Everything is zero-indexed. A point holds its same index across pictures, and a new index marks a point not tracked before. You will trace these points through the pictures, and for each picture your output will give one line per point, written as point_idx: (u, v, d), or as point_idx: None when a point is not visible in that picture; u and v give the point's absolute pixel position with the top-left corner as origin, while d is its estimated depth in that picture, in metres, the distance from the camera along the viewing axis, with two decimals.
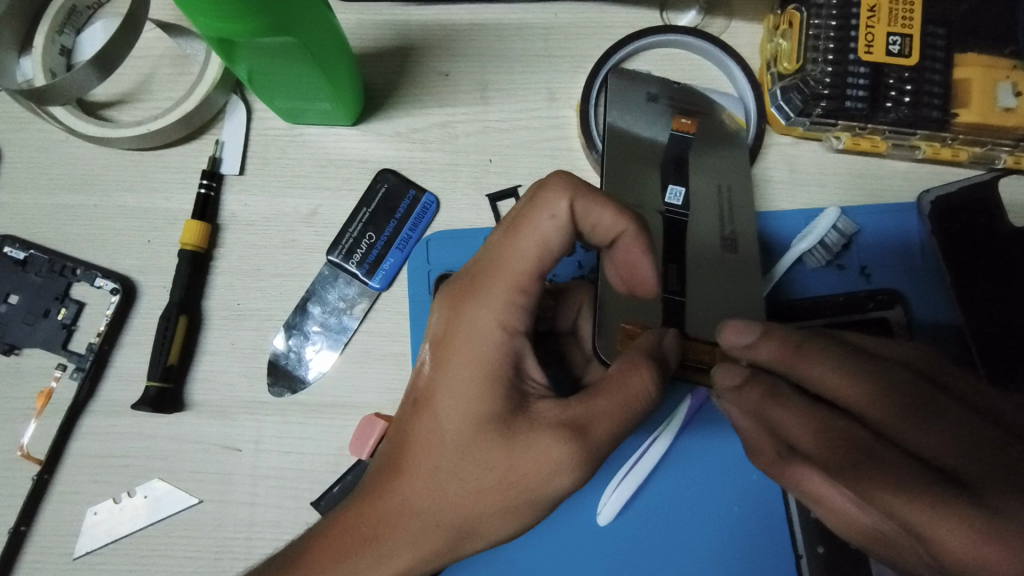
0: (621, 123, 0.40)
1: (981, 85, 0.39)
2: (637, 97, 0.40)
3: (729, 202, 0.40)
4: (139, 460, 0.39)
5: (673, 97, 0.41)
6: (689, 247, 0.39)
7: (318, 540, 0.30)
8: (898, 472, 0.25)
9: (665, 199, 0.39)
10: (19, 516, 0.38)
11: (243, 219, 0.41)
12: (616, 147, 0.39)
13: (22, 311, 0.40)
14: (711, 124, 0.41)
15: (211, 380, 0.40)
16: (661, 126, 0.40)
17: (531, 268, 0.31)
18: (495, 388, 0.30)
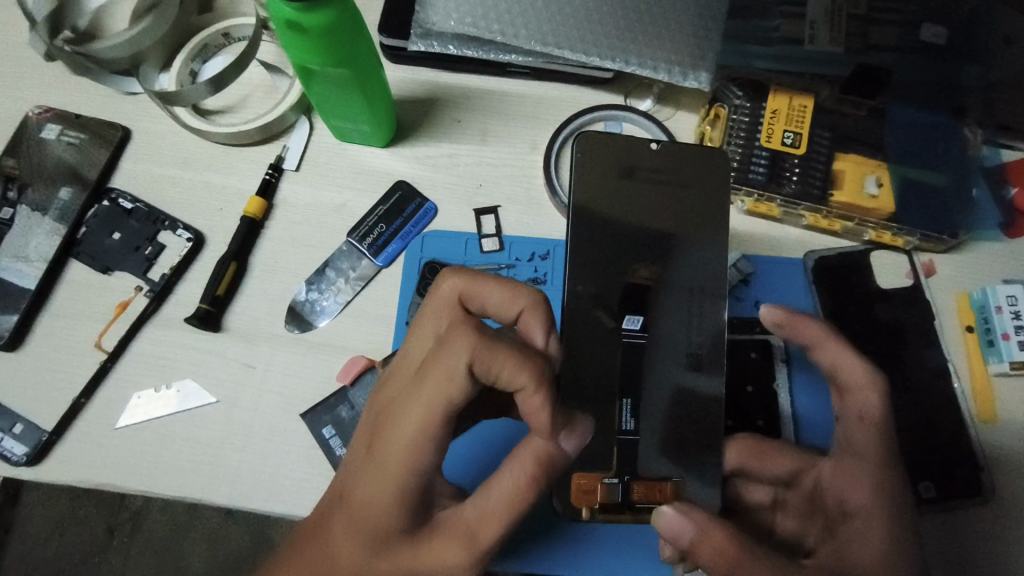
0: (594, 210, 0.50)
1: (851, 176, 0.52)
2: (614, 182, 0.50)
3: (695, 311, 0.49)
4: (179, 365, 0.51)
5: (643, 176, 0.51)
6: (648, 365, 0.48)
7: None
8: (859, 438, 0.46)
9: (625, 326, 0.48)
10: (83, 390, 0.50)
11: (292, 203, 0.55)
12: (586, 224, 0.49)
13: (120, 244, 0.54)
14: (678, 253, 0.50)
15: (245, 314, 0.52)
16: (626, 214, 0.50)
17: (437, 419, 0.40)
18: (404, 506, 0.40)
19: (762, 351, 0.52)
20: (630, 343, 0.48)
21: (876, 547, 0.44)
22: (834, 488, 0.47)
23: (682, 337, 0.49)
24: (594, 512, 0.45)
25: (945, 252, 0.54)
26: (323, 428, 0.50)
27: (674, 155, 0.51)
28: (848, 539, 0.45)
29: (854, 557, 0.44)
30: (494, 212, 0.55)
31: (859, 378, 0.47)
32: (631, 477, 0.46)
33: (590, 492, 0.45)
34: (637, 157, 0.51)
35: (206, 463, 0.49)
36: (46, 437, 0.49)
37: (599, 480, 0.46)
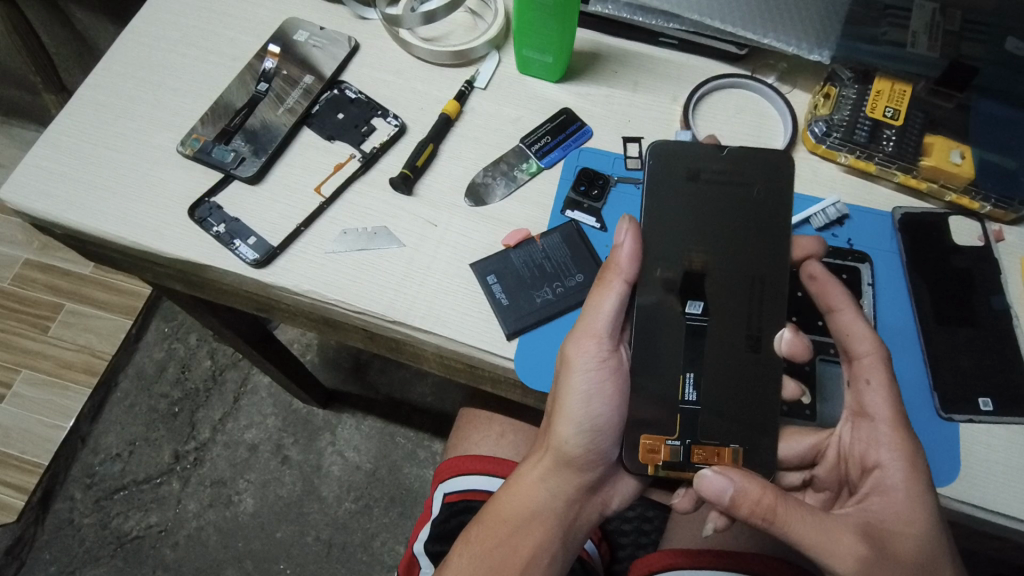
0: (658, 203, 0.55)
1: (940, 147, 0.64)
2: (680, 183, 0.56)
3: (756, 300, 0.54)
4: (379, 214, 0.64)
5: (712, 174, 0.56)
6: (710, 347, 0.54)
7: (494, 497, 0.58)
8: (876, 395, 0.52)
9: (688, 311, 0.54)
10: (303, 221, 0.63)
11: (479, 112, 0.70)
12: (654, 217, 0.55)
13: (343, 122, 0.68)
14: (723, 251, 0.55)
15: (433, 186, 0.66)
16: (692, 201, 0.55)
17: (605, 331, 0.54)
18: (571, 348, 0.54)
19: (850, 274, 0.63)
20: (692, 326, 0.54)
21: (904, 503, 0.49)
22: (857, 451, 0.53)
23: (738, 321, 0.54)
24: (658, 467, 0.53)
25: (1012, 223, 0.64)
26: (487, 276, 0.61)
27: (737, 168, 0.55)
28: (871, 493, 0.51)
29: (878, 510, 0.50)
30: (638, 140, 0.69)
31: (870, 344, 0.53)
32: (692, 442, 0.53)
33: (654, 451, 0.53)
34: (704, 157, 0.56)
35: (391, 289, 0.61)
36: (274, 249, 0.62)
37: (663, 441, 0.54)
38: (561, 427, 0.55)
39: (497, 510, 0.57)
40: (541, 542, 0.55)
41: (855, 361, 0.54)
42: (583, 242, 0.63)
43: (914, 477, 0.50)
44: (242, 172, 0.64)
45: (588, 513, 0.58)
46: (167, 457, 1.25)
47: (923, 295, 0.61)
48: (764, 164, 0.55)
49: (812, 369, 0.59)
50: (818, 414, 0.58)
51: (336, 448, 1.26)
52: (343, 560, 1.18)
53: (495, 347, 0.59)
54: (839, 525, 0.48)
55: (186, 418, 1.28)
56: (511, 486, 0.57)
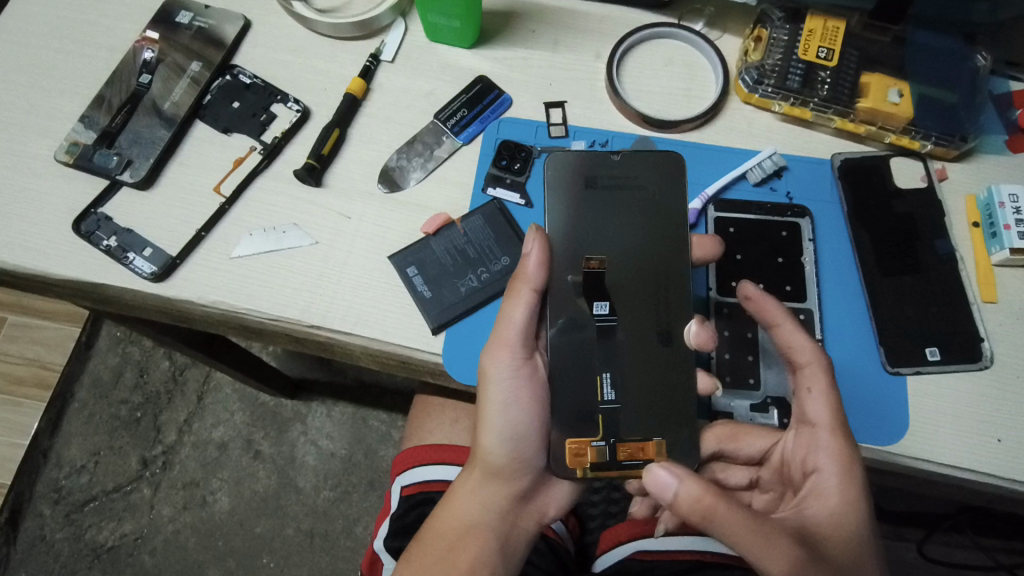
0: (560, 211, 0.53)
1: (876, 86, 0.60)
2: (578, 190, 0.54)
3: (667, 295, 0.52)
4: (286, 210, 0.59)
5: (608, 178, 0.54)
6: (624, 345, 0.51)
7: (429, 522, 0.55)
8: (824, 407, 0.50)
9: (595, 312, 0.52)
10: (204, 225, 0.58)
11: (388, 88, 0.64)
12: (559, 225, 0.53)
13: (239, 112, 0.62)
14: (624, 250, 0.53)
15: (344, 174, 0.61)
16: (593, 207, 0.54)
17: (518, 339, 0.51)
18: (487, 359, 0.51)
19: (790, 230, 0.59)
20: (601, 326, 0.51)
21: (838, 508, 0.49)
22: (798, 457, 0.52)
23: (646, 317, 0.52)
24: (587, 470, 0.49)
25: (956, 160, 0.61)
26: (407, 268, 0.57)
27: (634, 171, 0.54)
28: (807, 497, 0.50)
29: (815, 515, 0.49)
30: (561, 105, 0.64)
31: (815, 355, 0.50)
32: (616, 441, 0.50)
33: (579, 453, 0.49)
34: (599, 162, 0.54)
35: (306, 292, 0.57)
36: (172, 259, 0.57)
37: (588, 443, 0.50)
38: (483, 438, 0.52)
39: (433, 531, 0.55)
40: (478, 559, 0.52)
41: (797, 372, 0.51)
42: (508, 221, 0.59)
43: (849, 481, 0.49)
44: (129, 177, 0.59)
45: (524, 527, 0.54)
46: (135, 464, 1.21)
47: (866, 246, 0.58)
48: (659, 166, 0.54)
49: (755, 335, 0.56)
50: (761, 383, 0.55)
51: (308, 437, 1.23)
52: (327, 548, 1.17)
53: (420, 344, 0.56)
54: (776, 529, 0.46)
55: (151, 422, 1.24)
56: (443, 508, 0.54)
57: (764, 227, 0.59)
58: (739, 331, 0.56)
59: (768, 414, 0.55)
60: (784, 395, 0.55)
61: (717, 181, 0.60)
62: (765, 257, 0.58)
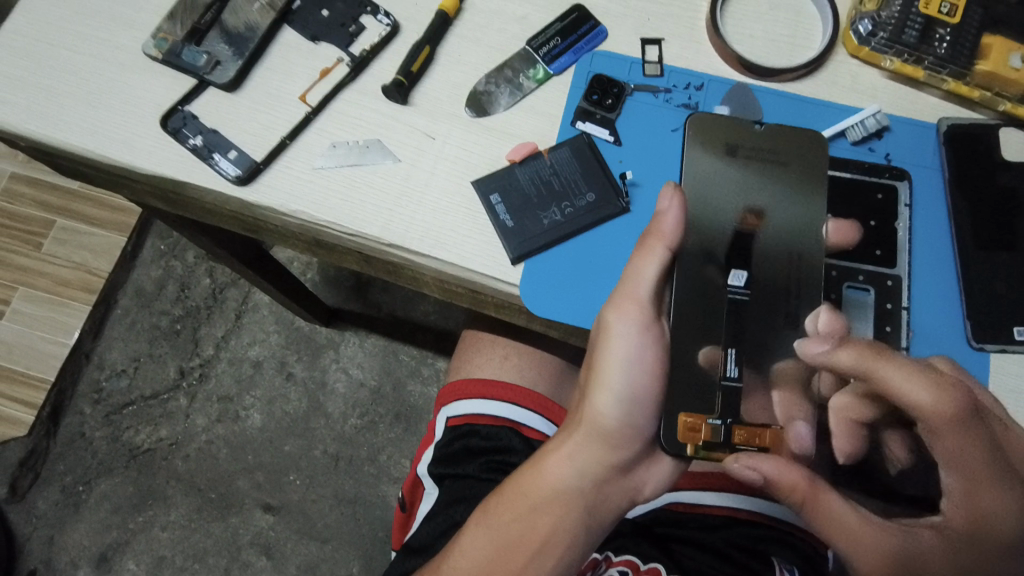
0: (697, 172, 0.54)
1: (998, 48, 0.57)
2: (717, 155, 0.54)
3: (796, 273, 0.53)
4: (370, 125, 0.58)
5: (751, 145, 0.54)
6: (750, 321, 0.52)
7: (512, 480, 0.55)
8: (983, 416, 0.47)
9: (730, 281, 0.52)
10: (289, 132, 0.57)
11: (480, 9, 0.62)
12: (694, 189, 0.53)
13: (330, 21, 0.61)
14: (770, 222, 0.53)
15: (430, 94, 0.59)
16: (732, 171, 0.54)
17: (647, 297, 0.50)
18: (615, 308, 0.50)
19: (887, 192, 0.57)
20: (735, 297, 0.52)
21: (987, 487, 0.46)
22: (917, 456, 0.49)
23: (775, 299, 0.53)
24: (699, 447, 0.51)
25: None
26: (490, 195, 0.56)
27: (778, 138, 0.54)
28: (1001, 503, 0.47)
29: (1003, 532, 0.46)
30: (659, 43, 0.61)
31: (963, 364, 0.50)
32: (733, 421, 0.51)
33: (695, 429, 0.51)
34: (742, 130, 0.54)
35: (386, 210, 0.56)
36: (257, 164, 0.56)
37: (704, 420, 0.51)
38: (598, 399, 0.51)
39: (516, 488, 0.54)
40: (561, 524, 0.52)
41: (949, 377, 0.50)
42: (596, 158, 0.57)
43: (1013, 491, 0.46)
44: (217, 78, 0.58)
45: (613, 500, 0.53)
46: (173, 374, 1.25)
47: (962, 216, 0.56)
48: (802, 134, 0.54)
49: (838, 298, 0.55)
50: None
51: (340, 365, 1.25)
52: (350, 473, 1.20)
53: (496, 272, 0.55)
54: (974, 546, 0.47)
55: (190, 335, 1.27)
56: (531, 469, 0.54)
57: (858, 188, 0.57)
58: (823, 293, 0.54)
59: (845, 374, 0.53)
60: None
61: None
62: (857, 219, 0.56)
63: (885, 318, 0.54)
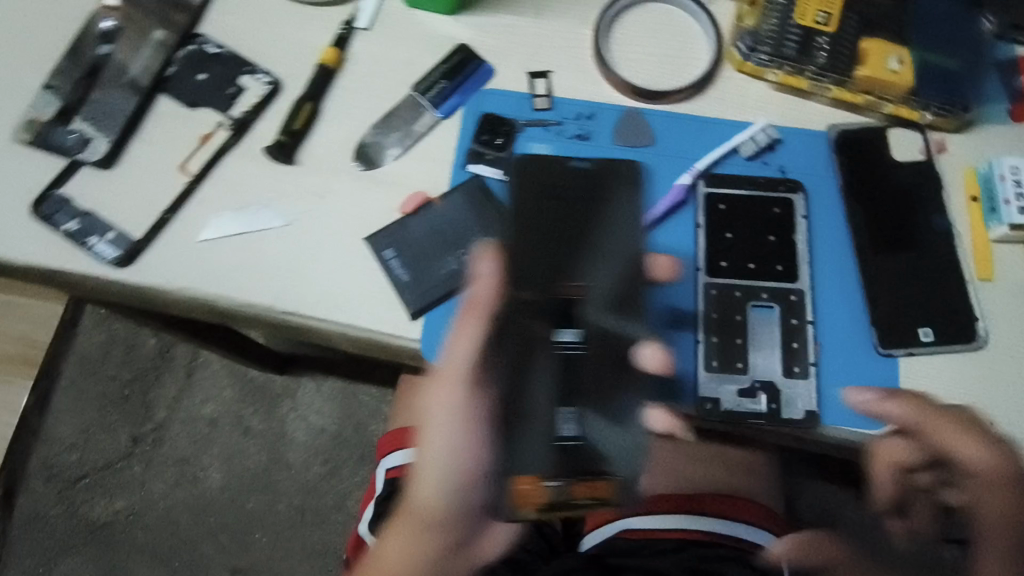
0: (523, 219, 0.50)
1: (875, 53, 0.57)
2: (540, 203, 0.50)
3: (625, 326, 0.49)
4: (257, 189, 0.56)
5: (581, 188, 0.51)
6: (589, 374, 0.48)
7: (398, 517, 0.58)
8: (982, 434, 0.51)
9: (562, 343, 0.47)
10: (170, 206, 0.56)
11: (363, 58, 0.60)
12: (524, 246, 0.49)
13: (207, 85, 0.59)
14: (606, 271, 0.49)
15: (316, 150, 0.58)
16: (570, 217, 0.50)
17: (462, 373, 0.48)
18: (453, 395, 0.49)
19: (783, 206, 0.57)
20: (568, 356, 0.47)
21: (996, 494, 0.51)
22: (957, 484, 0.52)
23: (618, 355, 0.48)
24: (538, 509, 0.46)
25: (957, 131, 0.58)
26: (384, 250, 0.55)
27: (603, 181, 0.51)
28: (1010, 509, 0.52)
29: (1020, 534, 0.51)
30: (546, 76, 0.61)
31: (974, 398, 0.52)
32: (579, 477, 0.46)
33: (531, 494, 0.45)
34: (581, 176, 0.51)
35: (279, 275, 0.55)
36: (138, 244, 0.54)
37: (541, 484, 0.46)
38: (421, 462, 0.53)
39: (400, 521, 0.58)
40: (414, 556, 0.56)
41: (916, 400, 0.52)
42: (488, 200, 0.56)
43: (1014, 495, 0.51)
44: (89, 156, 0.56)
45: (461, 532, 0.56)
46: (126, 441, 1.19)
47: (860, 221, 0.56)
48: (605, 173, 0.52)
49: (744, 318, 0.54)
50: (749, 367, 0.53)
51: (298, 413, 1.21)
52: (317, 524, 1.16)
53: (397, 330, 0.54)
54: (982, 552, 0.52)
55: (139, 399, 1.21)
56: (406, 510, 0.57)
57: (755, 203, 0.57)
58: (728, 315, 0.54)
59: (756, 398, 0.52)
60: (773, 380, 0.53)
61: (707, 157, 0.58)
62: (757, 235, 0.56)
63: (792, 333, 0.54)
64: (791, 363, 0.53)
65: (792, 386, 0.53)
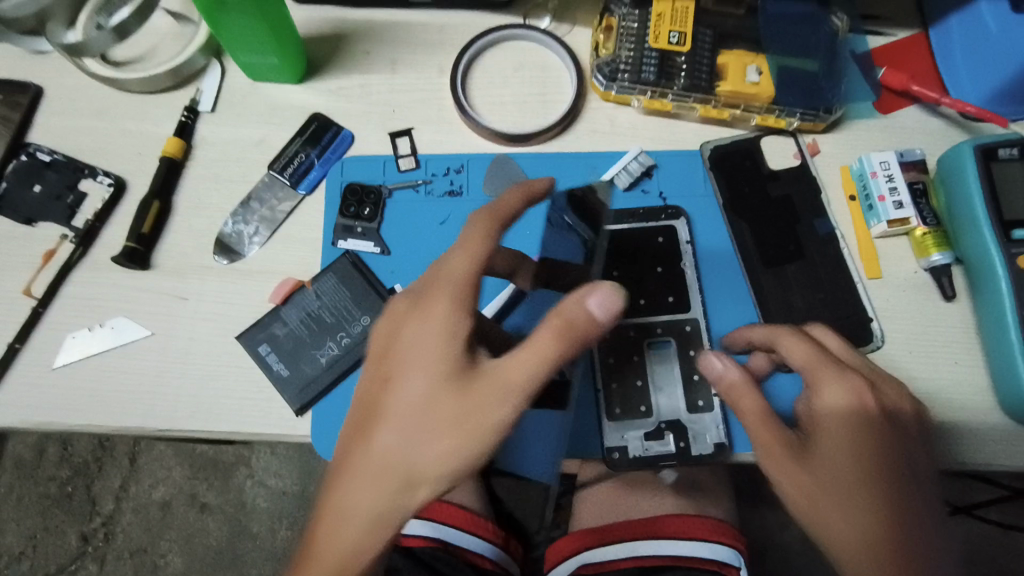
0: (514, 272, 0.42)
1: (734, 66, 0.56)
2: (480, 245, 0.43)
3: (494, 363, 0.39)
4: (112, 302, 0.53)
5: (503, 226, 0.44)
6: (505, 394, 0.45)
7: None
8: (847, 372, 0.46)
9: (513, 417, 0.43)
10: (16, 335, 0.51)
11: (212, 144, 0.57)
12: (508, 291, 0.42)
13: (44, 196, 0.55)
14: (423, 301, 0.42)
15: (173, 249, 0.54)
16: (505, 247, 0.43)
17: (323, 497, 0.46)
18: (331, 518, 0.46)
19: (665, 235, 0.56)
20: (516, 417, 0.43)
21: (843, 439, 0.44)
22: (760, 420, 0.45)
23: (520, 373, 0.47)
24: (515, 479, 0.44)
25: (826, 132, 0.58)
26: (259, 346, 0.51)
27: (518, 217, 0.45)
28: (814, 447, 0.45)
29: (839, 462, 0.43)
30: (407, 133, 0.58)
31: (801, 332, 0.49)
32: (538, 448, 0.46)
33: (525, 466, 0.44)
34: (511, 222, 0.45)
35: (147, 391, 0.51)
36: None
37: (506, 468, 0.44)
38: None
39: None
40: None
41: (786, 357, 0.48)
42: (363, 276, 0.54)
43: (858, 433, 0.44)
44: None
45: None
46: (75, 541, 1.11)
47: (745, 237, 0.56)
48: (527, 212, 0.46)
49: (642, 357, 0.54)
50: (652, 409, 0.52)
51: (255, 479, 1.12)
52: None
53: (283, 429, 0.50)
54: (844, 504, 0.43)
55: (85, 495, 1.13)
56: None
57: (637, 236, 0.56)
58: (624, 356, 0.54)
59: (663, 440, 0.52)
60: (678, 419, 0.52)
61: (584, 195, 0.56)
62: (644, 269, 0.56)
63: (691, 365, 0.53)
64: (694, 397, 0.53)
65: (699, 420, 0.52)
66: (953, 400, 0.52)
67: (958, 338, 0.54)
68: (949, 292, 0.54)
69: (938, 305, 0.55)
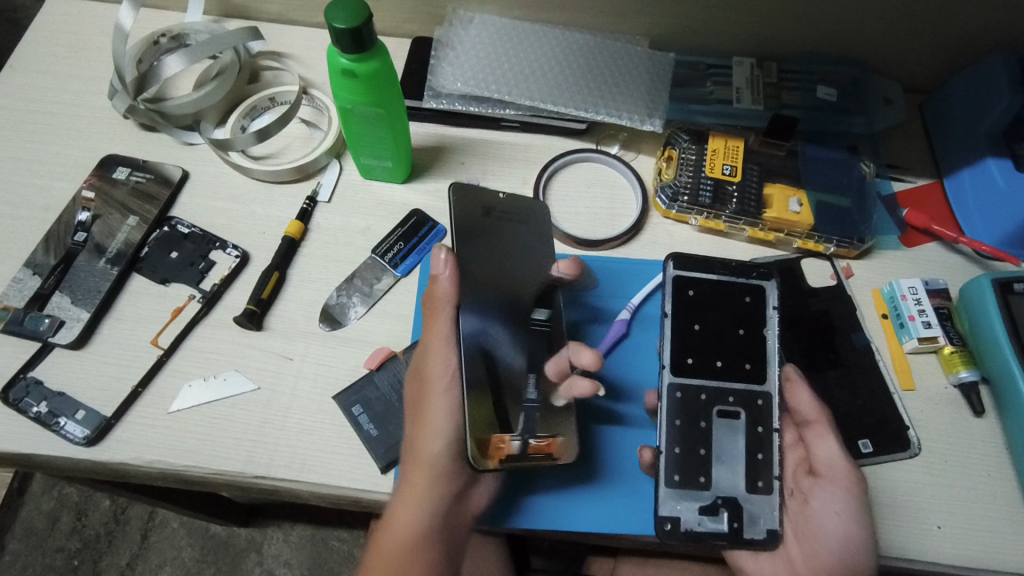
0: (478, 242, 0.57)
1: (779, 197, 0.66)
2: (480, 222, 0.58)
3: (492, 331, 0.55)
4: (226, 356, 0.59)
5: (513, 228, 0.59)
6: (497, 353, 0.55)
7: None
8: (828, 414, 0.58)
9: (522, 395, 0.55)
10: (139, 380, 0.57)
11: (326, 228, 0.66)
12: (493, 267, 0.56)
13: (179, 261, 0.63)
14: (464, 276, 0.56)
15: (284, 315, 0.62)
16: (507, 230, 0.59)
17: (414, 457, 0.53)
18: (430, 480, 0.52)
19: (756, 293, 0.58)
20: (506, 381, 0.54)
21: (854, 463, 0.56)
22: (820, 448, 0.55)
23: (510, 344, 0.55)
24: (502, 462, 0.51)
25: (858, 258, 0.67)
26: (352, 407, 0.57)
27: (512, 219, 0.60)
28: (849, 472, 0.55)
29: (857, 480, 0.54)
30: None
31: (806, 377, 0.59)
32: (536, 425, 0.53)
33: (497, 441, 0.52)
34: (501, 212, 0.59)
35: (248, 439, 0.56)
36: (106, 421, 0.55)
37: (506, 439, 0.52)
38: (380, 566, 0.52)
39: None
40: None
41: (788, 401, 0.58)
42: None
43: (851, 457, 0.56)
44: (61, 339, 0.58)
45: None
46: None
47: (789, 343, 0.62)
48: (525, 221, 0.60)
49: (710, 425, 0.55)
50: (712, 482, 0.54)
51: (264, 567, 1.08)
52: None
53: (369, 485, 0.55)
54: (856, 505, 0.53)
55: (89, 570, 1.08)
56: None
57: (726, 290, 0.58)
58: (692, 422, 0.55)
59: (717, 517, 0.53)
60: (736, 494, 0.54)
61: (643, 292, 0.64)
62: (721, 327, 0.57)
63: (758, 443, 0.55)
64: (755, 478, 0.54)
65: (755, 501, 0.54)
66: (988, 512, 0.56)
67: (990, 452, 0.58)
68: (978, 408, 0.60)
69: (969, 419, 0.60)
